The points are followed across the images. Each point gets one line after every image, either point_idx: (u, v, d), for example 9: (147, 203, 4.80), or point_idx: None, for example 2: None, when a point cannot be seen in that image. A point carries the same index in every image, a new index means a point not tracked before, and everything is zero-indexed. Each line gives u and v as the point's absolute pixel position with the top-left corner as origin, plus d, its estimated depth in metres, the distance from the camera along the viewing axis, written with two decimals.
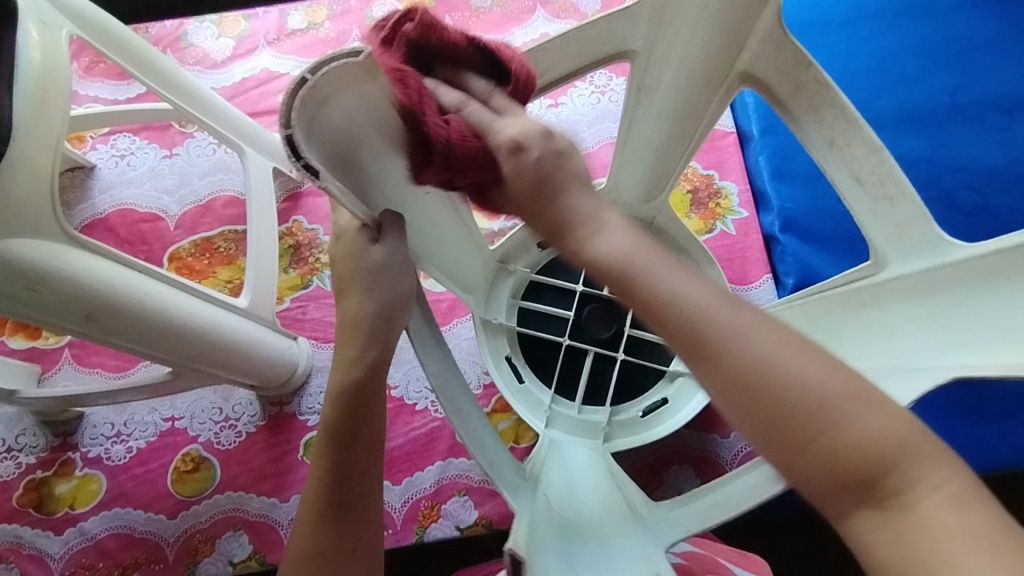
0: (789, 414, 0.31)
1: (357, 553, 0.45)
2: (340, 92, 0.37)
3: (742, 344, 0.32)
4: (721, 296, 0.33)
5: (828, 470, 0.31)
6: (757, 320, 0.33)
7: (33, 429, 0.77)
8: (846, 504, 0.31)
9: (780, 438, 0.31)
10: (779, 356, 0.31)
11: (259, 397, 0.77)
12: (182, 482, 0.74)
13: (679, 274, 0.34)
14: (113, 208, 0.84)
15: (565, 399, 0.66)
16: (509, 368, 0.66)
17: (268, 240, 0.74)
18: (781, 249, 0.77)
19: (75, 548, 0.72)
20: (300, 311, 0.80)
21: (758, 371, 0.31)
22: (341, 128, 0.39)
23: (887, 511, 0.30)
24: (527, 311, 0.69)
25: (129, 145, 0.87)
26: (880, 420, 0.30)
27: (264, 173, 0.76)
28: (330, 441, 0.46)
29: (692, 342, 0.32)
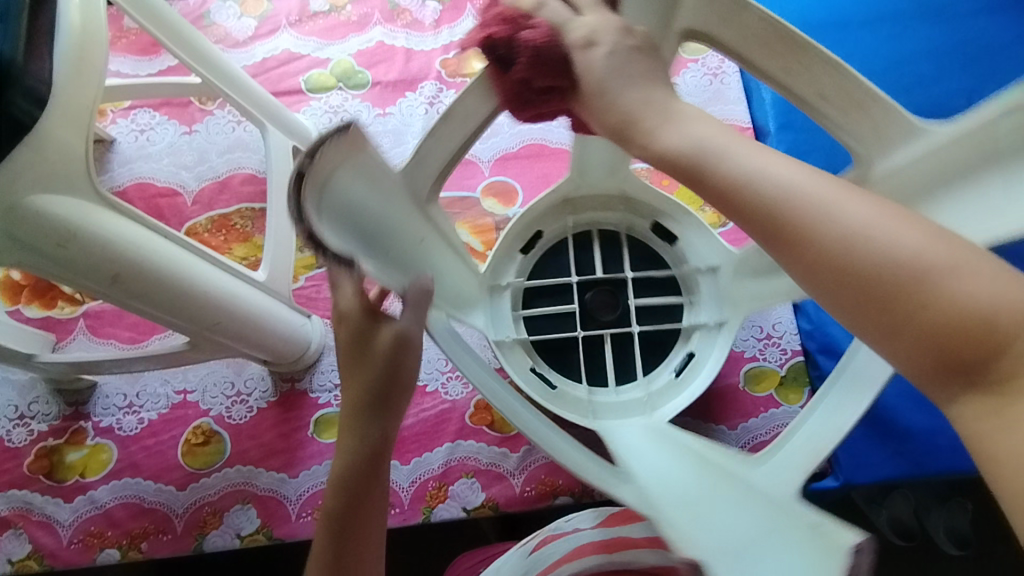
0: (885, 284, 0.29)
1: (353, 532, 0.45)
2: (342, 166, 0.41)
3: (829, 220, 0.30)
4: (800, 166, 0.32)
5: (928, 351, 0.28)
6: (833, 190, 0.31)
7: (45, 398, 0.77)
8: (958, 384, 0.28)
9: (875, 313, 0.29)
10: (853, 210, 0.30)
11: (272, 373, 0.78)
12: (193, 455, 0.75)
13: (760, 156, 0.32)
14: (132, 181, 0.84)
15: (596, 388, 0.67)
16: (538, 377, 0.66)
17: (286, 218, 0.74)
18: None
19: (84, 516, 0.73)
20: (314, 290, 0.80)
21: (849, 242, 0.29)
22: (355, 198, 0.42)
23: (997, 390, 0.27)
24: (533, 323, 0.69)
25: (149, 120, 0.87)
26: (974, 261, 0.28)
27: (284, 152, 0.77)
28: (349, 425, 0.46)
29: (774, 227, 0.31)
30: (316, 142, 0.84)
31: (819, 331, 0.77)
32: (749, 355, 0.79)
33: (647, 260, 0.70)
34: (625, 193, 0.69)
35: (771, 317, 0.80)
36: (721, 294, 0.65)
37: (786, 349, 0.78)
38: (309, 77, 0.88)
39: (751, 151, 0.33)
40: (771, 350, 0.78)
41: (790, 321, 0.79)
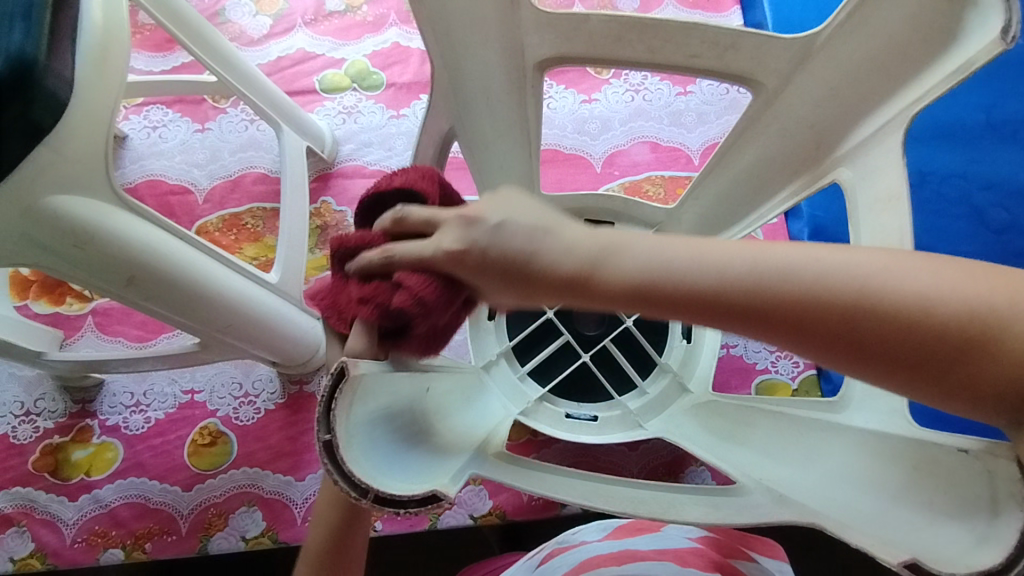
0: (930, 342, 0.28)
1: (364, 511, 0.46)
2: (358, 415, 0.36)
3: (839, 295, 0.30)
4: (746, 257, 0.32)
5: (1004, 390, 0.28)
6: (823, 261, 0.30)
7: (52, 395, 0.77)
8: None
9: (932, 373, 0.29)
10: (833, 281, 0.30)
11: (280, 375, 0.77)
12: (199, 455, 0.74)
13: (718, 255, 0.32)
14: (143, 178, 0.84)
15: (625, 396, 0.67)
16: (571, 419, 0.66)
17: (299, 218, 0.74)
18: None
19: (89, 515, 0.72)
20: None
21: (868, 310, 0.29)
22: (375, 413, 0.38)
23: None
24: (541, 373, 0.70)
25: (161, 117, 0.87)
26: (978, 286, 0.28)
27: (297, 152, 0.76)
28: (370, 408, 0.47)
29: (770, 329, 0.31)
30: (330, 142, 0.84)
31: None
32: (760, 367, 0.79)
33: None
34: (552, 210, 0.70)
35: None
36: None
37: (798, 362, 0.78)
38: (324, 76, 0.88)
39: (694, 259, 0.33)
40: (783, 362, 0.78)
41: None
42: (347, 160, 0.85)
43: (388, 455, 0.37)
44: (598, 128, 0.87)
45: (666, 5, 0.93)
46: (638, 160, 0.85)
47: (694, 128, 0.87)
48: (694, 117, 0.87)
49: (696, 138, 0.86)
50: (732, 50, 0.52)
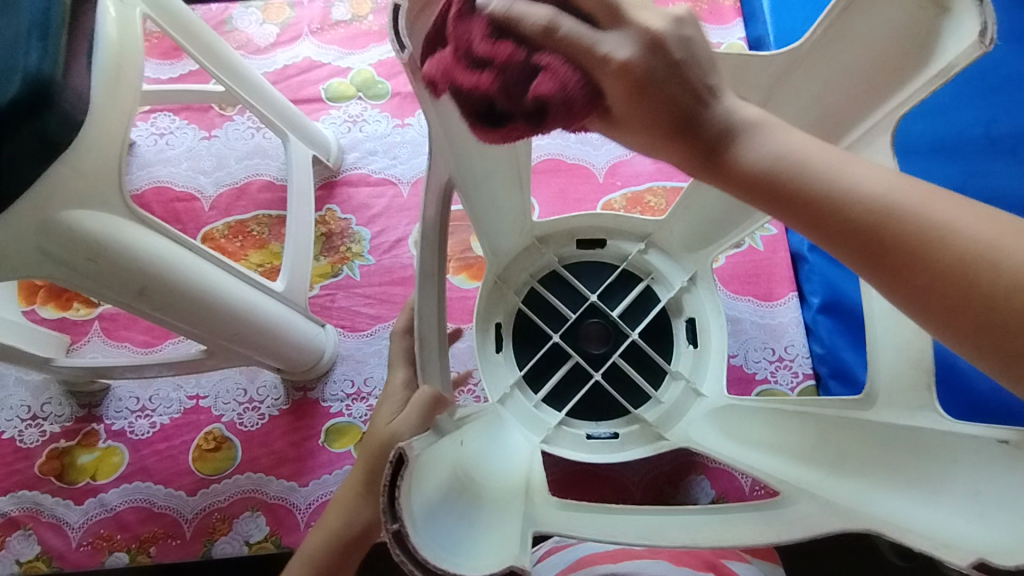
0: (1015, 311, 0.27)
1: None
2: (416, 496, 0.37)
3: (953, 236, 0.28)
4: (894, 175, 0.30)
5: None
6: (953, 205, 0.29)
7: (59, 399, 0.77)
8: None
9: (999, 344, 0.28)
10: (953, 225, 0.29)
11: (285, 381, 0.78)
12: (204, 460, 0.75)
13: (863, 166, 0.31)
14: (150, 185, 0.85)
15: (642, 407, 0.75)
16: (597, 439, 0.74)
17: (304, 227, 0.75)
18: (808, 268, 0.81)
19: (94, 518, 0.73)
20: (329, 299, 0.81)
21: (974, 259, 0.28)
22: (427, 488, 0.39)
23: None
24: (560, 396, 0.77)
25: (169, 124, 0.87)
26: None
27: (303, 161, 0.77)
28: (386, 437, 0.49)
29: (868, 249, 0.30)
30: (335, 150, 0.85)
31: (831, 354, 0.76)
32: (759, 377, 0.80)
33: (597, 273, 0.79)
34: (536, 239, 0.78)
35: (784, 340, 0.80)
36: (676, 252, 0.78)
37: (798, 372, 0.78)
38: (329, 85, 0.89)
39: (843, 164, 0.31)
40: (782, 372, 0.79)
41: (802, 344, 0.79)
42: (352, 168, 0.86)
43: (445, 534, 0.38)
44: (601, 138, 0.88)
45: None
46: (640, 170, 0.86)
47: None
48: None
49: None
50: (712, 73, 0.49)
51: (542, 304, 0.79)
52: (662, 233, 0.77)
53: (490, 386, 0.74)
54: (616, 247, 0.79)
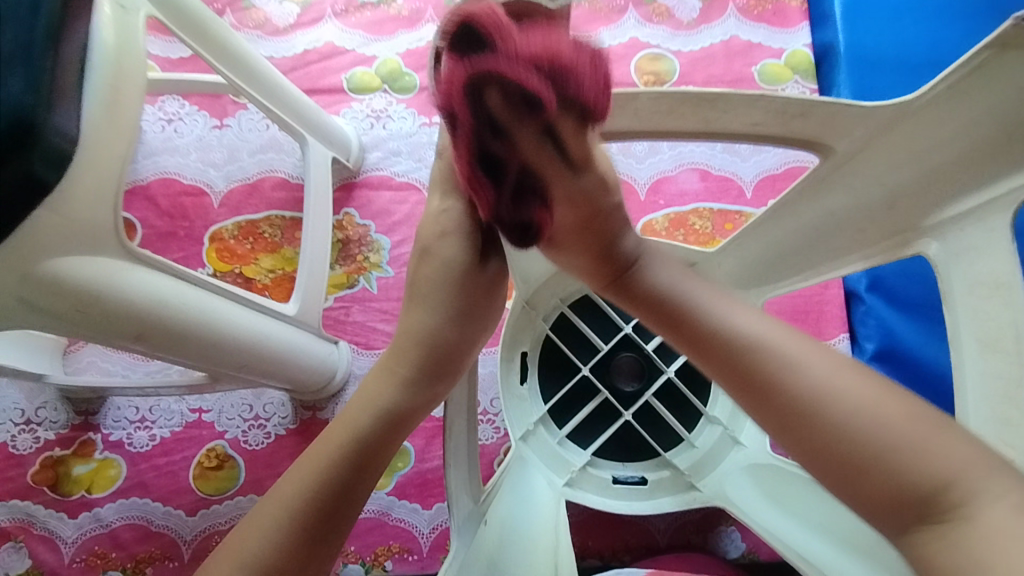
0: (835, 433, 0.32)
1: (327, 532, 0.35)
2: None
3: (798, 363, 0.34)
4: (769, 322, 0.37)
5: (883, 493, 0.31)
6: (808, 345, 0.35)
7: (54, 404, 0.73)
8: (907, 522, 0.30)
9: (833, 459, 0.32)
10: (814, 372, 0.34)
11: (293, 399, 0.73)
12: (205, 479, 0.71)
13: (726, 303, 0.38)
14: (156, 176, 0.78)
15: (674, 451, 0.69)
16: (622, 484, 0.69)
17: (320, 238, 0.69)
18: (864, 310, 0.74)
19: (88, 534, 0.69)
20: (342, 313, 0.75)
21: (819, 388, 0.33)
22: None
23: (943, 525, 0.29)
24: (585, 434, 0.72)
25: (177, 109, 0.81)
26: (885, 402, 0.32)
27: (322, 165, 0.71)
28: (325, 458, 0.36)
29: (743, 374, 0.35)
30: (355, 150, 0.78)
31: None
32: None
33: None
34: None
35: None
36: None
37: None
38: (352, 75, 0.81)
39: (712, 297, 0.39)
40: None
41: None
42: (373, 169, 0.79)
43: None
44: (645, 151, 0.80)
45: (728, 16, 0.85)
46: (686, 189, 0.79)
47: (749, 157, 0.80)
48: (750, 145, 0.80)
49: (750, 168, 0.79)
50: (803, 118, 0.41)
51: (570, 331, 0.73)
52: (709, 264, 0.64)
53: (512, 422, 0.68)
54: None
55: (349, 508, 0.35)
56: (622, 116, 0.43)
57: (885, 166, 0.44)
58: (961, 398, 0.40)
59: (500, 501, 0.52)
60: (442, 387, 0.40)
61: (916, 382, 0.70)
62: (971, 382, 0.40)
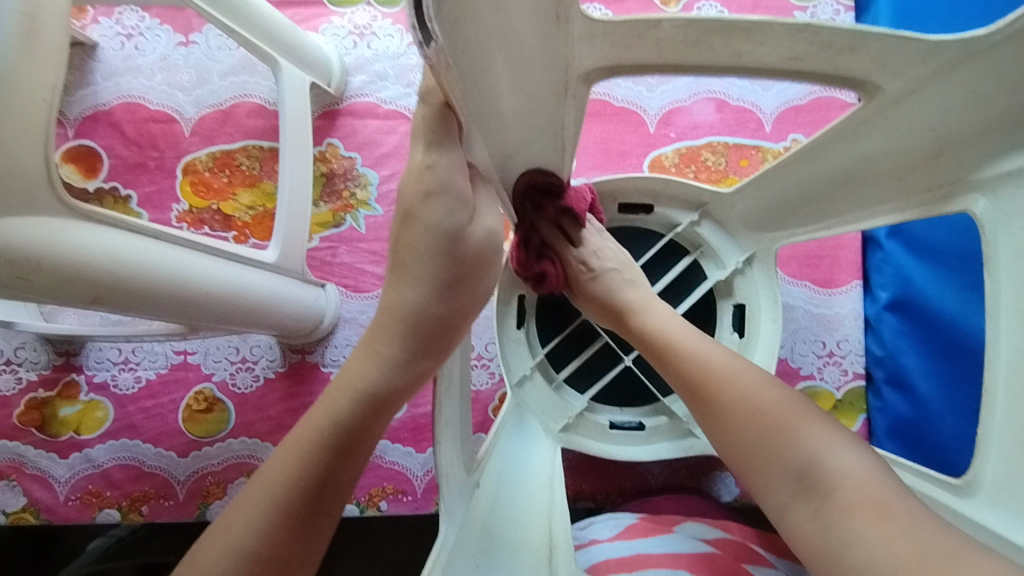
0: (730, 408, 0.40)
1: (314, 518, 0.33)
2: None
3: (692, 347, 0.45)
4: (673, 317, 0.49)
5: (770, 465, 0.37)
6: (713, 346, 0.45)
7: (33, 344, 0.71)
8: (785, 497, 0.36)
9: (725, 431, 0.40)
10: (731, 371, 0.42)
11: (280, 342, 0.71)
12: (195, 422, 0.70)
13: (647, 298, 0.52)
14: (118, 100, 0.71)
15: (673, 397, 0.67)
16: (620, 430, 0.67)
17: (300, 173, 0.63)
18: (881, 257, 0.70)
19: (80, 474, 0.69)
20: (329, 253, 0.71)
21: (710, 368, 0.43)
22: None
23: (810, 494, 0.35)
24: (583, 379, 0.70)
25: (137, 22, 0.72)
26: (766, 391, 0.40)
27: (299, 92, 0.64)
28: (305, 444, 0.34)
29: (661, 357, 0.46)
30: (337, 73, 0.70)
31: (891, 359, 0.69)
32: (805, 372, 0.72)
33: (639, 239, 0.68)
34: None
35: (837, 334, 0.72)
36: (735, 228, 0.63)
37: (847, 370, 0.71)
38: None
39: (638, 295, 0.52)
40: (830, 369, 0.71)
41: (858, 339, 0.71)
42: (357, 95, 0.72)
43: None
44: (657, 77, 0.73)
45: None
46: (700, 121, 0.72)
47: (771, 86, 0.73)
48: None
49: (771, 98, 0.73)
50: (849, 53, 0.35)
51: None
52: (722, 205, 0.61)
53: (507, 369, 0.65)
54: (661, 215, 0.65)
55: (342, 487, 0.34)
56: (637, 48, 0.36)
57: (939, 111, 0.38)
58: (992, 371, 0.37)
59: (495, 461, 0.49)
60: (428, 362, 0.37)
61: (929, 333, 0.67)
62: (1004, 356, 0.37)
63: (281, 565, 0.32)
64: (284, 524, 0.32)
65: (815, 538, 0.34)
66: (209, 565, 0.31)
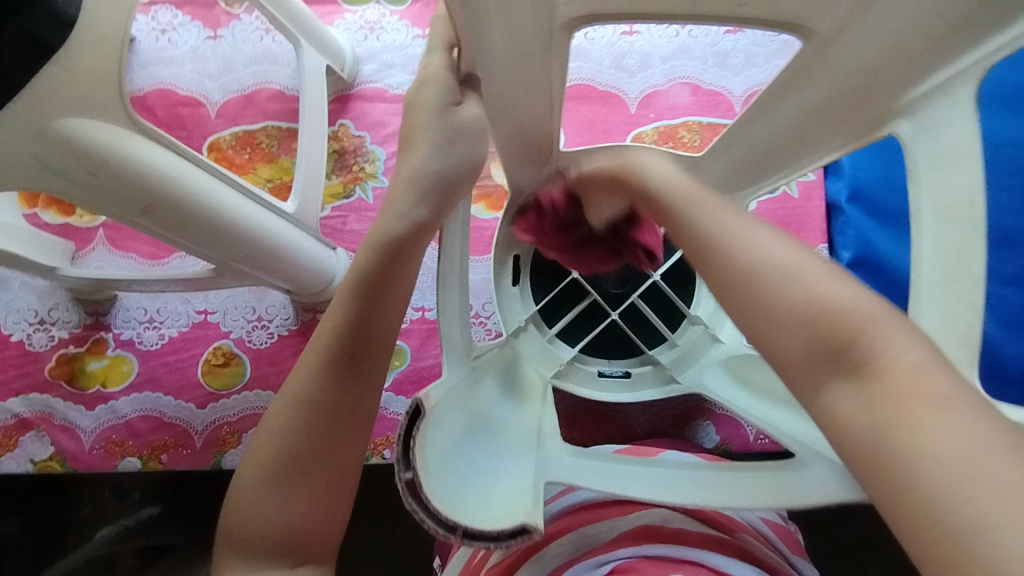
0: (766, 290, 0.31)
1: (359, 368, 0.41)
2: (433, 444, 0.39)
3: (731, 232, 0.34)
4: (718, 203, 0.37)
5: (802, 334, 0.30)
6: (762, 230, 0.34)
7: (66, 305, 0.77)
8: (819, 372, 0.30)
9: (764, 317, 0.31)
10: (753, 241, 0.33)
11: (294, 302, 0.77)
12: (213, 375, 0.75)
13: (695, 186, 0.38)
14: (152, 86, 0.79)
15: (657, 350, 0.73)
16: (607, 378, 0.74)
17: (317, 143, 0.71)
18: (843, 220, 0.77)
19: (105, 424, 0.74)
20: (340, 221, 0.78)
21: (749, 252, 0.33)
22: (445, 427, 0.41)
23: (856, 370, 0.29)
24: (576, 333, 0.76)
25: (171, 19, 0.81)
26: (795, 257, 0.32)
27: (317, 72, 0.72)
28: (344, 310, 0.41)
29: (700, 249, 0.35)
30: (350, 61, 0.79)
31: None
32: None
33: None
34: None
35: None
36: None
37: None
38: None
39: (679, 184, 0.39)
40: None
41: None
42: (367, 81, 0.81)
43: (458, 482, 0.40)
44: (637, 65, 0.82)
45: None
46: (676, 103, 0.81)
47: (740, 72, 0.81)
48: (741, 59, 0.82)
49: (740, 83, 0.81)
50: None
51: None
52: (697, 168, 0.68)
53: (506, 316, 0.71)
54: None
55: (377, 349, 0.42)
56: None
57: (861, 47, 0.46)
58: None
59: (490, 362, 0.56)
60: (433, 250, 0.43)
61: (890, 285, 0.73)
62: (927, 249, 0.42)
63: (337, 408, 0.41)
64: (333, 375, 0.41)
65: (855, 421, 0.28)
66: (284, 409, 0.41)
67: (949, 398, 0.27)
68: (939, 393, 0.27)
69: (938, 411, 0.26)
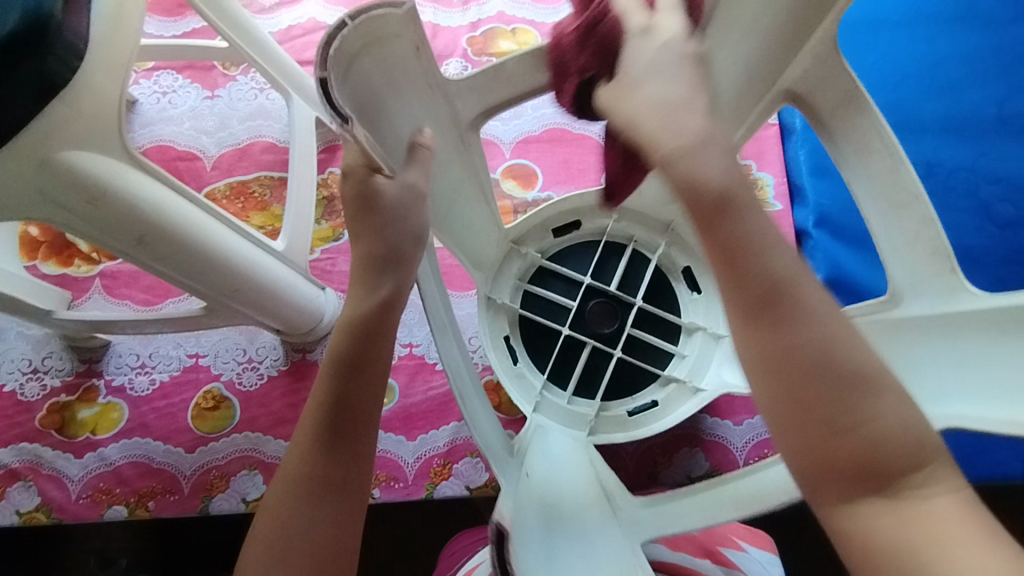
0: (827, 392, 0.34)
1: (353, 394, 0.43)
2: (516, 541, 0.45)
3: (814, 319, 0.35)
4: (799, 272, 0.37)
5: (850, 451, 0.33)
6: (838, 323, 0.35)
7: (60, 353, 0.78)
8: (854, 488, 0.33)
9: (811, 418, 0.34)
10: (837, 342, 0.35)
11: (284, 342, 0.78)
12: (202, 419, 0.76)
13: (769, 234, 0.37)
14: (152, 143, 0.84)
15: (670, 366, 0.71)
16: (641, 415, 0.70)
17: (306, 187, 0.75)
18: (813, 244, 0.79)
19: (93, 472, 0.74)
20: (329, 263, 0.80)
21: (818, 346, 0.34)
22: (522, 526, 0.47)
23: (896, 497, 0.33)
24: (590, 387, 0.71)
25: (172, 82, 0.87)
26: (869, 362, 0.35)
27: (307, 123, 0.76)
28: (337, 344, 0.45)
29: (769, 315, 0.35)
30: None
31: None
32: None
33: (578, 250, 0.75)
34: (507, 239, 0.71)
35: None
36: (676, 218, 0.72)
37: None
38: None
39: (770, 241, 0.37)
40: None
41: None
42: None
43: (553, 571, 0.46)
44: None
45: None
46: None
47: None
48: None
49: None
50: None
51: (538, 302, 0.73)
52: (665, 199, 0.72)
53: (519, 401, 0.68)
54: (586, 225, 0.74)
55: (369, 374, 0.44)
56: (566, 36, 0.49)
57: None
58: None
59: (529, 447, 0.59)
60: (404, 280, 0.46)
61: None
62: None
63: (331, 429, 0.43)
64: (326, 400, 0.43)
65: (886, 539, 0.32)
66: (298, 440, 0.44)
67: (986, 529, 0.32)
68: (978, 524, 0.32)
69: (979, 539, 0.31)
